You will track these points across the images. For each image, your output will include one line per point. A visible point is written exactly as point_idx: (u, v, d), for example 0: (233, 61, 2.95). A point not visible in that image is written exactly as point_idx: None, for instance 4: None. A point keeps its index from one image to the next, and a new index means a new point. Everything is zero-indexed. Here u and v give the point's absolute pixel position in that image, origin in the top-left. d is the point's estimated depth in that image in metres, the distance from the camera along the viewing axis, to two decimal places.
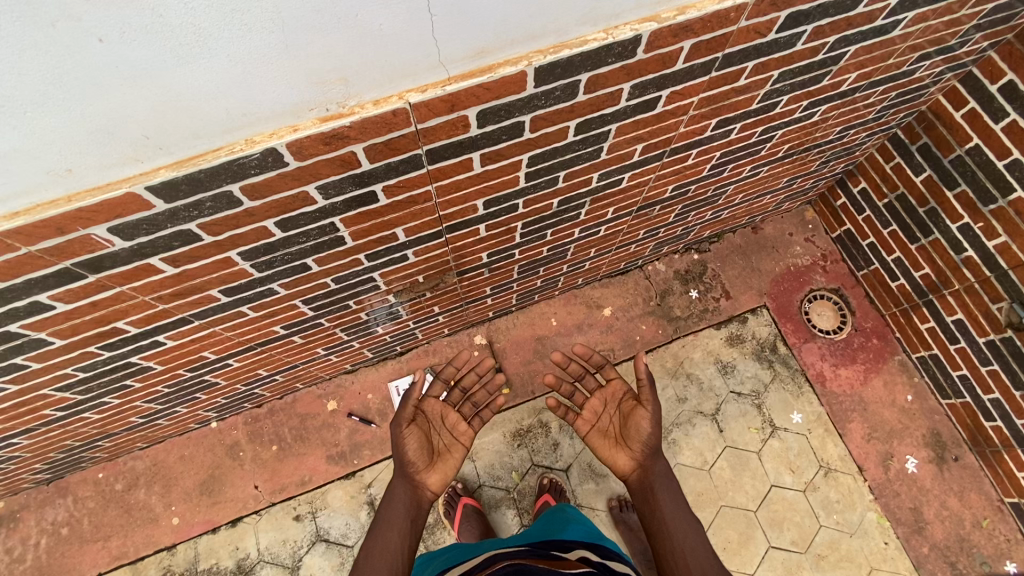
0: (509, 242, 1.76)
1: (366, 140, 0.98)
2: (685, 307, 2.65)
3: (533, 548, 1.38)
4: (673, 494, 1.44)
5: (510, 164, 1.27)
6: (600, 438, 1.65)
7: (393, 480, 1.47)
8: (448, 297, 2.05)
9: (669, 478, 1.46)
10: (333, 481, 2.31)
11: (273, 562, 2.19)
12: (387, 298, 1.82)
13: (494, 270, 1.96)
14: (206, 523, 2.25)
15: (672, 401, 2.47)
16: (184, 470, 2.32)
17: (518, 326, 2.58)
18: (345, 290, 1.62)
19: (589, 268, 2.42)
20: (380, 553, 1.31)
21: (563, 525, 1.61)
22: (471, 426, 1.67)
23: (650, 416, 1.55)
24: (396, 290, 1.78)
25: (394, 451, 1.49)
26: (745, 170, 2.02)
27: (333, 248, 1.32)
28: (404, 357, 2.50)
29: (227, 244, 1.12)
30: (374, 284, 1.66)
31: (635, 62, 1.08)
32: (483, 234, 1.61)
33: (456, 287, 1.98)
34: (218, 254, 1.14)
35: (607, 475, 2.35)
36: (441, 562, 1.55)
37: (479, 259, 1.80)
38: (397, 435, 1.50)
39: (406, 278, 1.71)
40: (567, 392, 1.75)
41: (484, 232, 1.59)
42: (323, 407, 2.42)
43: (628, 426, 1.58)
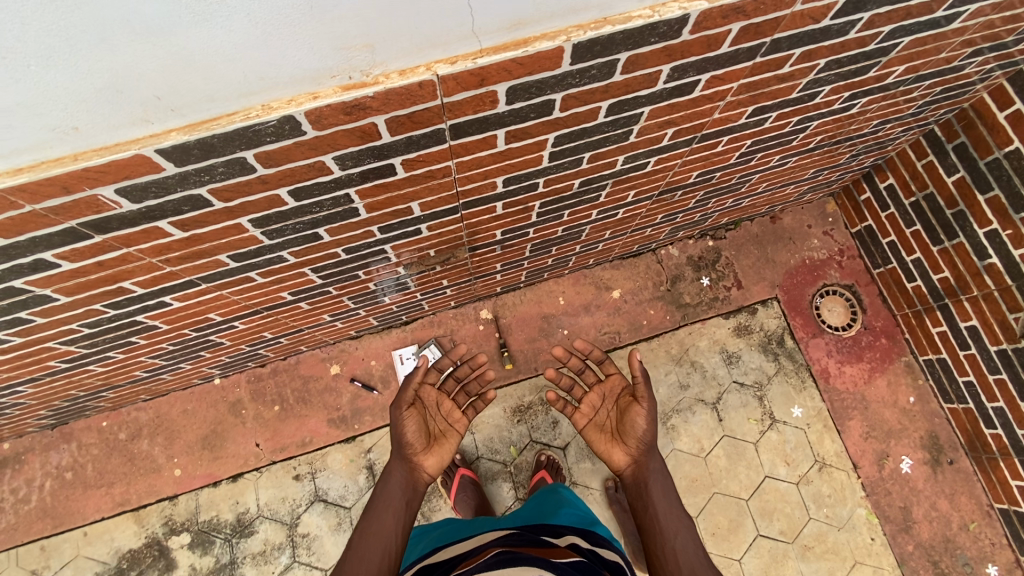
0: (524, 222, 1.72)
1: (389, 111, 0.93)
2: (695, 295, 2.61)
3: (524, 533, 1.39)
4: (667, 491, 1.46)
5: (535, 143, 1.21)
6: (596, 433, 1.64)
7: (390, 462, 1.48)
8: (457, 271, 2.02)
9: (663, 474, 1.47)
10: (333, 444, 2.33)
11: (272, 518, 2.25)
12: (395, 270, 1.79)
13: (506, 247, 1.92)
14: (207, 476, 2.29)
15: (675, 387, 2.47)
16: (186, 424, 2.34)
17: (525, 303, 2.55)
18: (354, 261, 1.58)
19: (602, 250, 2.38)
20: (375, 534, 1.32)
21: (555, 509, 1.62)
22: (465, 415, 1.65)
23: (646, 413, 1.54)
24: (405, 263, 1.75)
25: (394, 434, 1.49)
26: (773, 159, 1.96)
27: (346, 219, 1.28)
28: (409, 327, 2.48)
29: (240, 210, 1.08)
30: (385, 255, 1.62)
31: (678, 43, 1.01)
32: (500, 213, 1.57)
33: (466, 262, 1.94)
34: (229, 220, 1.10)
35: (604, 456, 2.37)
36: (432, 540, 1.57)
37: (493, 236, 1.76)
38: (398, 417, 1.49)
39: (417, 251, 1.67)
40: (567, 382, 1.73)
41: (501, 210, 1.54)
42: (325, 370, 2.41)
43: (625, 422, 1.57)
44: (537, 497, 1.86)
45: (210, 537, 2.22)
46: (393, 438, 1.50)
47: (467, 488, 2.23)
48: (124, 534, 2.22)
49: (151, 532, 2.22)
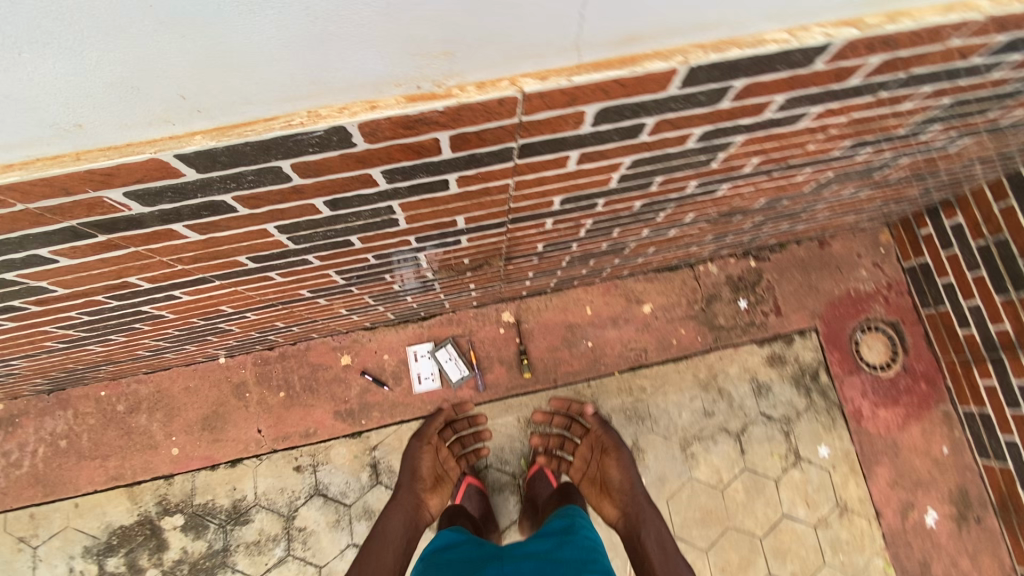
0: (570, 236, 1.57)
1: (456, 128, 0.76)
2: (730, 317, 2.45)
3: None
4: (660, 538, 1.62)
5: (608, 165, 1.04)
6: (589, 486, 1.95)
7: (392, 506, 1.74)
8: (487, 277, 1.88)
9: (654, 523, 1.66)
10: (338, 438, 2.23)
11: (269, 508, 2.17)
12: (423, 274, 1.64)
13: (544, 258, 1.77)
14: (205, 458, 2.21)
15: (698, 415, 2.34)
16: (186, 403, 2.24)
17: (550, 309, 2.39)
18: (382, 264, 1.44)
19: (641, 263, 2.22)
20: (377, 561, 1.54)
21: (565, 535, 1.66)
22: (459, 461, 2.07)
23: (617, 463, 1.87)
24: (435, 268, 1.60)
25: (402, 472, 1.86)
26: (846, 190, 1.78)
27: (382, 228, 1.12)
28: (426, 322, 2.33)
29: (268, 215, 0.93)
30: (416, 260, 1.47)
31: (806, 72, 0.84)
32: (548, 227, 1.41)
33: (498, 269, 1.79)
34: (254, 225, 0.96)
35: None
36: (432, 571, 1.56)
37: (534, 247, 1.61)
38: (414, 450, 1.91)
39: (451, 258, 1.53)
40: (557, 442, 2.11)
41: (550, 225, 1.39)
42: (335, 360, 2.28)
43: (607, 477, 1.87)
44: (553, 521, 1.76)
45: (204, 522, 2.16)
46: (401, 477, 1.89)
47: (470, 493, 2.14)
48: (117, 509, 2.16)
49: (144, 511, 2.17)
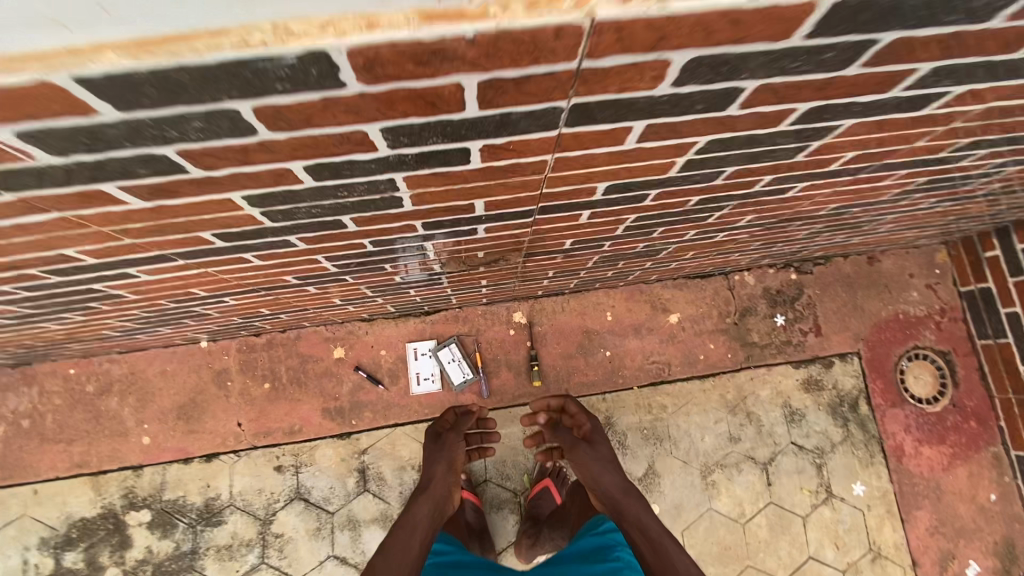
0: (604, 234, 1.34)
1: (490, 69, 0.53)
2: (765, 334, 2.22)
3: None
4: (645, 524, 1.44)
5: (677, 146, 0.81)
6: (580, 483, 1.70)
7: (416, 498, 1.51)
8: (502, 274, 1.66)
9: (639, 513, 1.47)
10: (324, 438, 2.02)
11: (244, 510, 1.97)
12: (429, 266, 1.42)
13: (569, 256, 1.54)
14: (178, 450, 2.01)
15: (723, 439, 2.12)
16: (162, 388, 2.04)
17: (567, 312, 2.16)
18: (382, 253, 1.22)
19: (673, 268, 1.99)
20: (401, 550, 1.32)
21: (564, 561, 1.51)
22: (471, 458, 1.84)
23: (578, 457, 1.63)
24: (444, 260, 1.38)
25: (430, 464, 1.63)
26: (924, 202, 1.54)
27: (382, 209, 0.90)
28: (429, 318, 2.11)
29: (232, 181, 0.71)
30: (422, 250, 1.25)
31: (979, 30, 0.60)
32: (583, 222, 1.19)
33: (515, 266, 1.57)
34: (215, 193, 0.74)
35: None
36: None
37: (560, 244, 1.39)
38: (448, 442, 1.69)
39: (464, 250, 1.30)
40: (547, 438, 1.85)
41: (586, 219, 1.16)
42: (327, 352, 2.07)
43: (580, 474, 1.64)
44: (589, 536, 1.56)
45: (173, 520, 1.97)
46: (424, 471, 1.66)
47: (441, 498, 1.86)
48: (79, 499, 1.97)
49: (109, 503, 1.98)
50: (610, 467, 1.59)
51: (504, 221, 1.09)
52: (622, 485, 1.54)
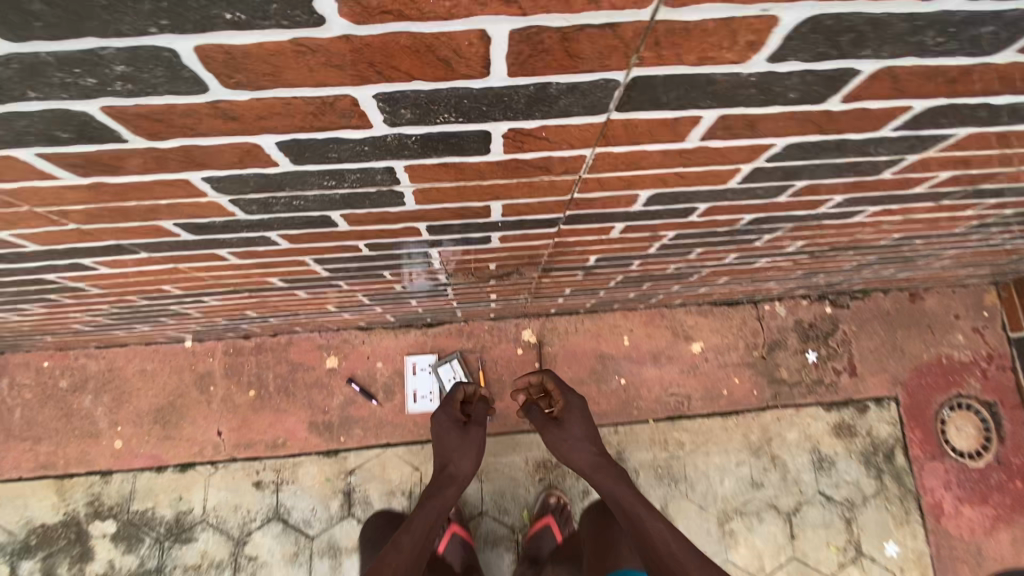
0: (630, 253, 1.28)
1: (533, 19, 0.44)
2: (795, 371, 2.04)
3: None
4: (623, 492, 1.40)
5: (744, 149, 0.80)
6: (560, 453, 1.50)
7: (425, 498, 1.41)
8: (514, 288, 1.50)
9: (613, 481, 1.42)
10: (309, 455, 1.86)
11: (217, 527, 1.81)
12: (435, 276, 1.26)
13: (591, 274, 1.38)
14: (151, 458, 1.85)
15: (744, 484, 1.93)
16: (139, 388, 1.89)
17: (581, 333, 1.99)
18: (381, 258, 1.07)
19: (701, 293, 1.82)
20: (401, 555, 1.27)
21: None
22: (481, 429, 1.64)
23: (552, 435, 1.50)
24: (451, 271, 1.23)
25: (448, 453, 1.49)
26: (994, 237, 1.37)
27: (381, 207, 0.80)
28: (431, 330, 1.96)
29: (203, 153, 0.58)
30: (426, 257, 1.10)
31: None
32: (634, 210, 1.01)
33: (529, 282, 1.42)
34: (181, 168, 0.61)
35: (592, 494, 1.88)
36: None
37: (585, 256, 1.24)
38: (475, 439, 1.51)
39: (474, 261, 1.15)
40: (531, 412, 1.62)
41: (618, 233, 1.13)
42: (320, 361, 1.92)
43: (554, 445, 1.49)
44: None
45: (139, 534, 1.80)
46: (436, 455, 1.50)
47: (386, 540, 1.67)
48: (41, 504, 1.82)
49: (72, 510, 1.82)
50: (580, 444, 1.46)
51: (522, 211, 0.93)
52: (593, 456, 1.46)
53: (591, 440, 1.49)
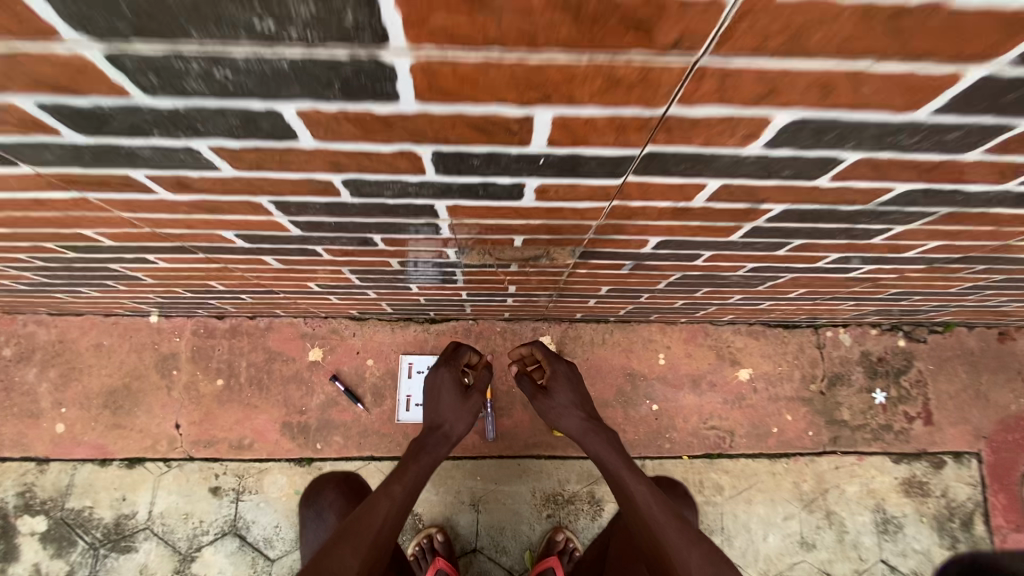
0: (710, 237, 0.96)
1: None
2: (858, 412, 1.71)
3: None
4: (612, 457, 1.23)
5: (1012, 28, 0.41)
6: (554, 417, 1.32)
7: (414, 452, 1.23)
8: (538, 282, 1.22)
9: (599, 445, 1.25)
10: (278, 461, 1.58)
11: (162, 538, 1.52)
12: (442, 253, 0.98)
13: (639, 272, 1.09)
14: (95, 448, 1.58)
15: (792, 543, 1.60)
16: (92, 366, 1.63)
17: (608, 345, 1.69)
18: (370, 220, 0.79)
19: (758, 309, 1.51)
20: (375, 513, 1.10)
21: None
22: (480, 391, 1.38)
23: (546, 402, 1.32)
24: (463, 247, 0.94)
25: (437, 408, 1.28)
26: None
27: (353, 99, 0.47)
28: (434, 327, 1.67)
29: None
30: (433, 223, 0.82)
31: None
32: (749, 154, 0.63)
33: (559, 273, 1.13)
34: None
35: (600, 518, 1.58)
36: None
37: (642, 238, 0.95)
38: (469, 404, 1.30)
39: (495, 232, 0.87)
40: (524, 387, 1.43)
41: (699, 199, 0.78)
42: (301, 352, 1.64)
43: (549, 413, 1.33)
44: None
45: (71, 537, 1.52)
46: (426, 409, 1.31)
47: (337, 512, 1.34)
48: None
49: None
50: (566, 411, 1.30)
51: (581, 137, 0.55)
52: (578, 424, 1.29)
53: (580, 403, 1.31)
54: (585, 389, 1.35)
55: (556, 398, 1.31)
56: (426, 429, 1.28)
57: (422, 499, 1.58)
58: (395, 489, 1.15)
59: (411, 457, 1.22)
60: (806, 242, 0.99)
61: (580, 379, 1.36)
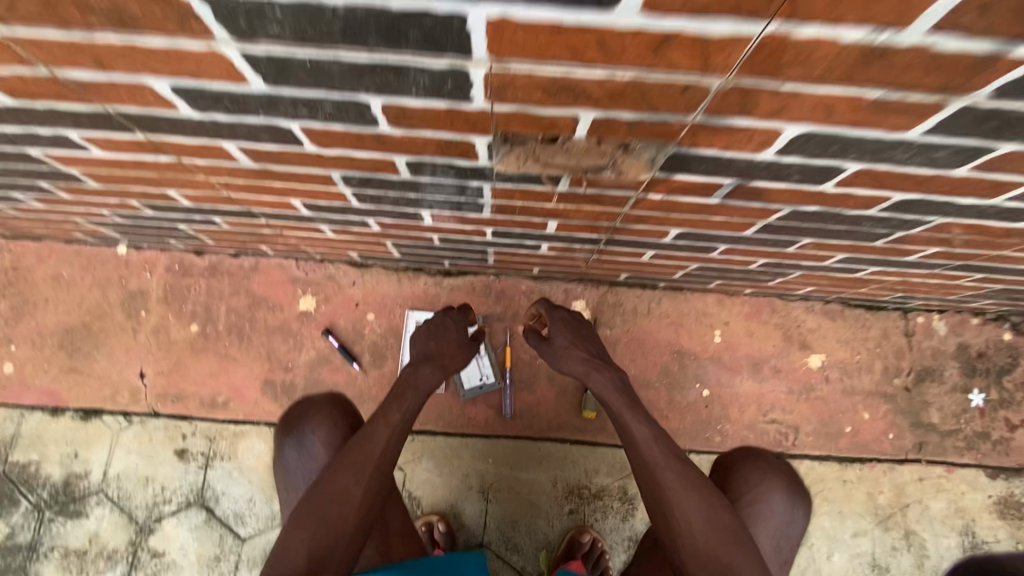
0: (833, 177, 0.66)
1: None
2: (950, 416, 1.42)
3: None
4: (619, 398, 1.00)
5: None
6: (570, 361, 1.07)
7: (405, 380, 1.01)
8: (586, 227, 0.94)
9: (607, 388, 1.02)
10: (256, 424, 1.34)
11: (117, 504, 1.30)
12: (466, 161, 0.70)
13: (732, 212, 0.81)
14: (46, 394, 1.35)
15: (860, 565, 1.33)
16: (48, 300, 1.39)
17: (653, 315, 1.41)
18: (365, 76, 0.51)
19: (850, 281, 1.22)
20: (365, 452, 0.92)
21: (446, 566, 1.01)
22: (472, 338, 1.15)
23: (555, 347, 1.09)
24: (495, 151, 0.66)
25: (430, 339, 1.08)
26: None
27: None
28: (447, 282, 1.41)
29: None
30: (462, 96, 0.53)
31: None
32: None
33: (618, 213, 0.85)
34: None
35: (632, 518, 1.32)
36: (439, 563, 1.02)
37: (760, 163, 0.64)
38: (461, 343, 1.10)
39: (550, 122, 0.57)
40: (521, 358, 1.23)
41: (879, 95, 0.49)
42: (291, 300, 1.39)
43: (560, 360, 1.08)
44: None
45: (14, 495, 1.31)
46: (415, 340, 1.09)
47: (328, 448, 0.99)
48: None
49: None
50: (566, 353, 1.08)
51: None
52: (582, 364, 1.06)
53: (584, 343, 1.09)
54: (595, 333, 1.13)
55: (553, 341, 1.10)
56: (416, 357, 1.05)
57: (422, 481, 1.33)
58: (394, 417, 0.96)
59: (406, 383, 1.01)
60: (970, 196, 0.69)
61: (588, 325, 1.15)
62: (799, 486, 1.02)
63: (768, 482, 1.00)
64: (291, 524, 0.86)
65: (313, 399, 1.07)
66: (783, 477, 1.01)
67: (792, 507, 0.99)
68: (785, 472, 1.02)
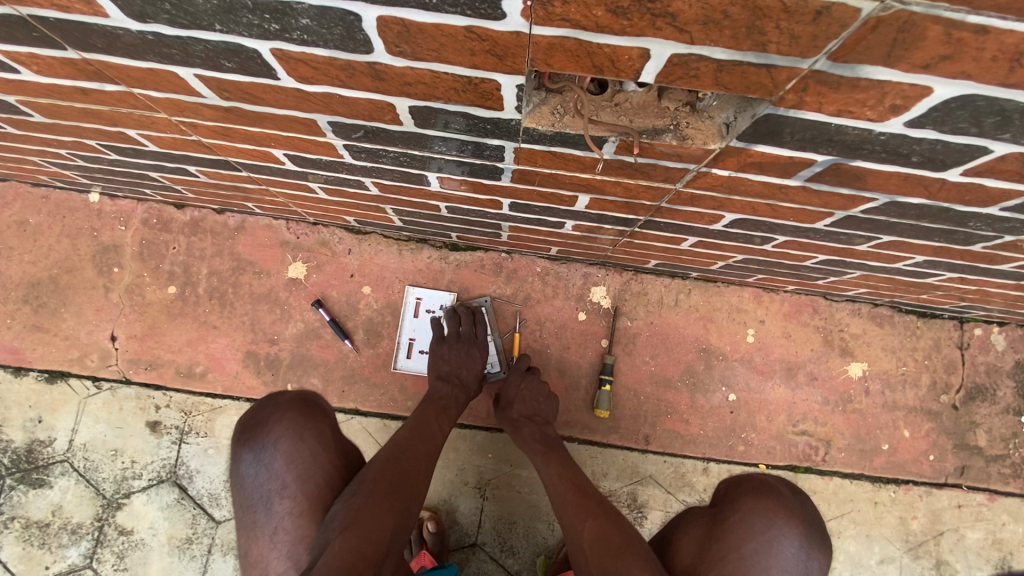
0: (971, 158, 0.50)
1: None
2: (998, 439, 1.29)
3: None
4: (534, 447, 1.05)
5: None
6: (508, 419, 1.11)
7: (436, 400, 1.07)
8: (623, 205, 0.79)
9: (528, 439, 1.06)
10: (236, 400, 1.22)
11: (82, 475, 1.20)
12: (487, 112, 0.54)
13: (810, 198, 0.65)
14: (8, 352, 1.23)
15: None
16: (12, 248, 1.26)
17: (680, 309, 1.26)
18: None
19: (913, 285, 1.06)
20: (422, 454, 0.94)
21: None
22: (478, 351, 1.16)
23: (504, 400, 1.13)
24: (525, 100, 0.51)
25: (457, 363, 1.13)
26: None
27: None
28: (454, 257, 1.26)
29: None
30: (488, 10, 0.37)
31: None
32: None
33: (671, 190, 0.69)
34: None
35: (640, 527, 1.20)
36: None
37: (880, 134, 0.48)
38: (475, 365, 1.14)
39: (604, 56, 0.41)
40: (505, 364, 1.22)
41: None
42: (279, 265, 1.25)
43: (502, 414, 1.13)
44: None
45: None
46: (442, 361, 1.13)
47: (292, 464, 0.87)
48: None
49: None
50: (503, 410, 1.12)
51: None
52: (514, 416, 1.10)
53: (522, 397, 1.12)
54: (544, 387, 1.13)
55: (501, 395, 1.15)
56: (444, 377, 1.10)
57: None
58: (446, 429, 1.03)
59: (447, 402, 1.08)
60: None
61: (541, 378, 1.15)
62: (817, 535, 0.85)
63: (778, 528, 0.83)
64: (371, 494, 0.81)
65: (282, 408, 0.92)
66: (799, 522, 0.84)
67: (807, 563, 0.81)
68: (801, 518, 0.85)
